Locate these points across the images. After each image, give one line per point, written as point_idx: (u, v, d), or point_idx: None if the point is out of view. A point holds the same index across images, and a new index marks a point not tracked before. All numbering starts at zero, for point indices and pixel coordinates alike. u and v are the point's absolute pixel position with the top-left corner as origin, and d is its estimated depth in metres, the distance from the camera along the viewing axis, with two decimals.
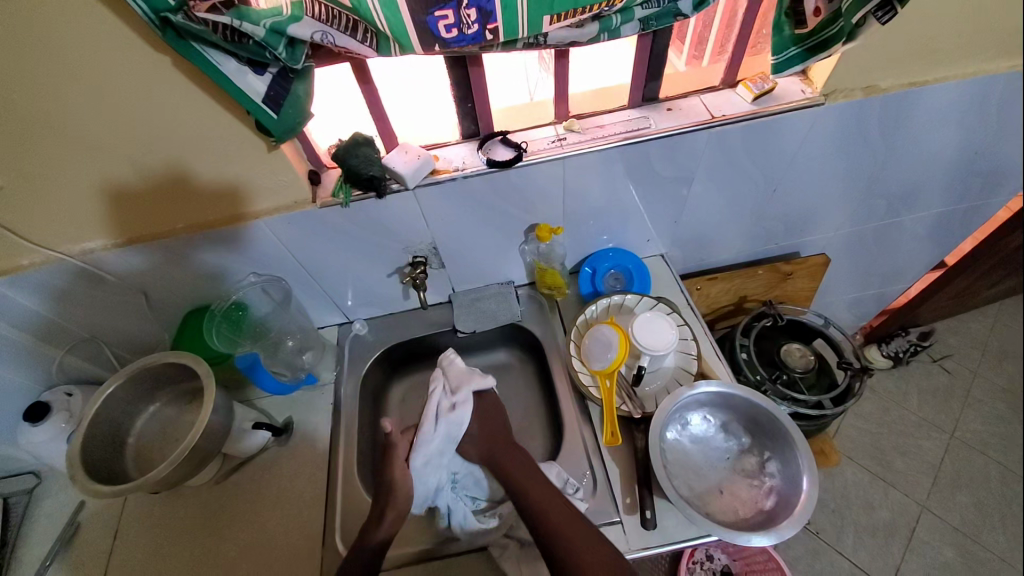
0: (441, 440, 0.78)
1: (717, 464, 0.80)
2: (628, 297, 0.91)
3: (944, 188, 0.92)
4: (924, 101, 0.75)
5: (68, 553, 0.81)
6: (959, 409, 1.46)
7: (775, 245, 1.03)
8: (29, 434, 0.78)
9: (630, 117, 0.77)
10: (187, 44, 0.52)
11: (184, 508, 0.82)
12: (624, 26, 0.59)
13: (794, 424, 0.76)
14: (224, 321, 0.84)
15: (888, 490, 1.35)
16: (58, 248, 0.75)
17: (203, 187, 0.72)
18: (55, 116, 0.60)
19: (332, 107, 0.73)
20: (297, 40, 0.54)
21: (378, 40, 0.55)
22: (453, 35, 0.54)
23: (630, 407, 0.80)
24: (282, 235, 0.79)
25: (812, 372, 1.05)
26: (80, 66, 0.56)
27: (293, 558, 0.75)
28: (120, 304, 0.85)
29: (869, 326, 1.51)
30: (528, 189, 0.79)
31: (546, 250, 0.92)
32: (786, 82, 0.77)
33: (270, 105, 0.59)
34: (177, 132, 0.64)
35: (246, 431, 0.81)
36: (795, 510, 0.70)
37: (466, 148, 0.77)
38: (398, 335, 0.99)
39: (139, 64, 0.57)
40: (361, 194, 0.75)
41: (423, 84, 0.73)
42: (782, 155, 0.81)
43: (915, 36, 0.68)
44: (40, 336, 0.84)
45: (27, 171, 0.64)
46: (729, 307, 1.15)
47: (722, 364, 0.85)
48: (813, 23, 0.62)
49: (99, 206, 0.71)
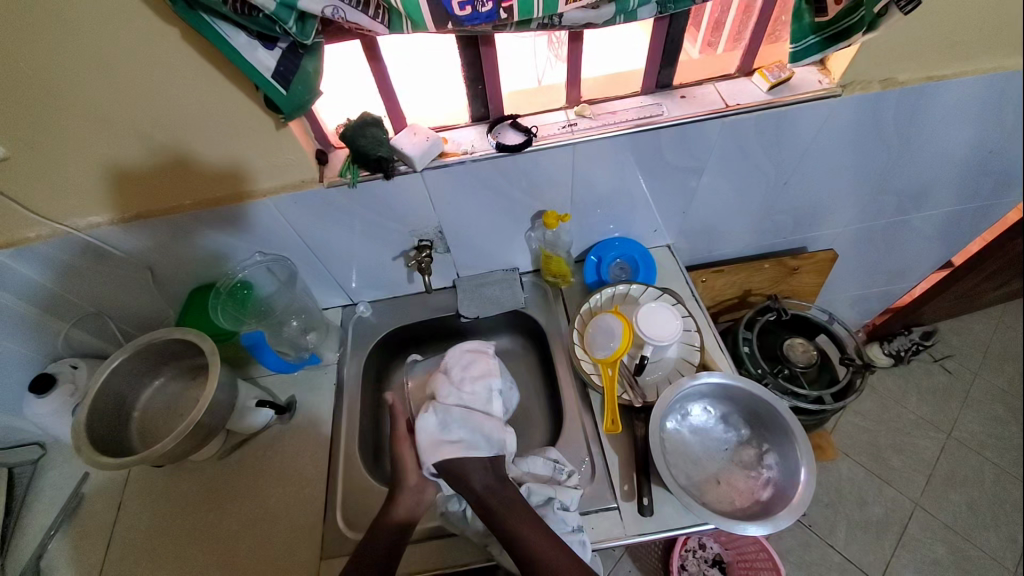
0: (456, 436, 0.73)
1: (715, 455, 0.80)
2: (633, 286, 0.90)
3: (956, 186, 0.91)
4: (943, 96, 0.74)
5: (72, 523, 0.82)
6: (958, 409, 1.46)
7: (783, 239, 1.03)
8: (34, 406, 0.79)
9: (642, 103, 0.76)
10: (197, 15, 0.52)
11: (188, 483, 0.83)
12: (640, 9, 0.58)
13: (794, 417, 0.76)
14: (229, 299, 0.85)
15: (883, 487, 1.36)
16: (64, 222, 0.75)
17: (209, 167, 0.72)
18: (62, 88, 0.59)
19: (342, 84, 0.72)
20: (307, 14, 0.52)
21: (391, 16, 0.54)
22: (467, 13, 0.53)
23: (631, 396, 0.81)
24: (287, 214, 0.79)
25: (813, 367, 1.06)
26: (85, 35, 0.55)
27: (293, 534, 0.76)
28: (126, 280, 0.85)
29: (872, 323, 1.50)
30: (538, 174, 0.78)
31: (552, 237, 0.92)
32: (803, 72, 0.75)
33: (278, 81, 0.58)
34: (185, 107, 0.64)
35: (250, 408, 0.82)
36: (791, 501, 0.70)
37: (474, 131, 0.77)
38: (402, 318, 0.99)
39: (149, 35, 0.56)
40: (367, 175, 0.74)
41: (434, 63, 0.72)
42: (795, 147, 0.80)
43: (935, 30, 0.67)
44: (47, 310, 0.84)
45: (35, 142, 0.64)
46: (734, 300, 1.14)
47: (725, 356, 0.85)
48: (832, 11, 0.60)
49: (104, 181, 0.71)
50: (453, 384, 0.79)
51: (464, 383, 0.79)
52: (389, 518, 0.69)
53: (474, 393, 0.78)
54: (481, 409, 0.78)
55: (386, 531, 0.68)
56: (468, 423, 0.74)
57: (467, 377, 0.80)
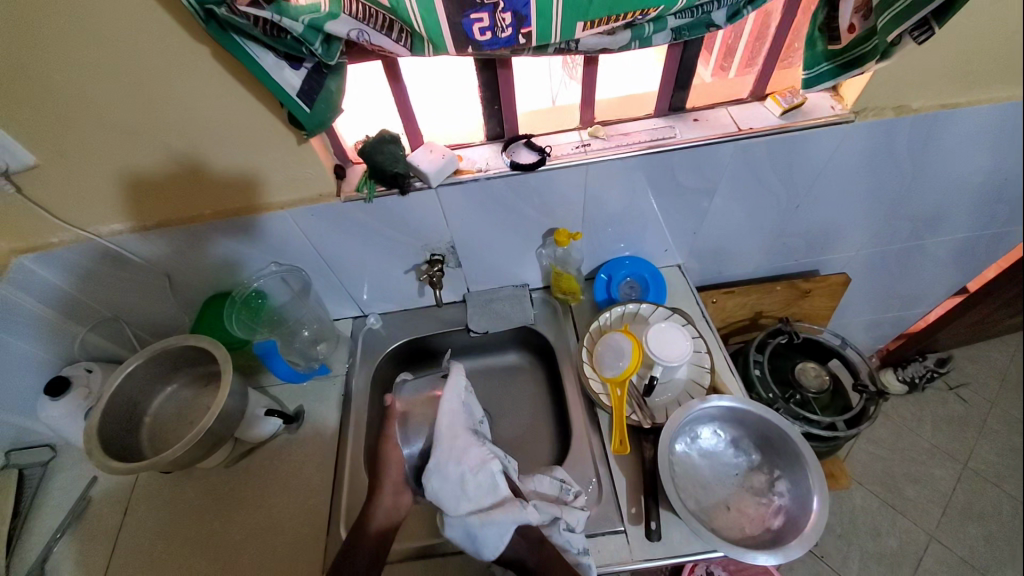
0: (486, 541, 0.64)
1: (725, 480, 0.79)
2: (643, 306, 0.90)
3: (971, 213, 0.90)
4: (957, 123, 0.74)
5: (78, 527, 0.82)
6: (975, 439, 1.43)
7: (795, 262, 1.02)
8: (49, 408, 0.80)
9: (655, 126, 0.77)
10: (228, 35, 0.54)
11: (194, 489, 0.83)
12: (656, 35, 0.58)
13: (806, 443, 0.75)
14: (243, 308, 0.87)
15: (897, 517, 1.32)
16: (86, 229, 0.77)
17: (229, 179, 0.74)
18: (93, 100, 0.62)
19: (362, 102, 0.74)
20: (333, 37, 0.54)
21: (413, 40, 0.55)
22: (487, 37, 0.55)
23: (639, 416, 0.80)
24: (303, 225, 0.80)
25: (825, 393, 1.05)
26: (119, 51, 0.58)
27: (297, 546, 0.76)
28: (143, 286, 0.87)
29: (886, 349, 1.48)
30: (550, 192, 0.79)
31: (563, 254, 0.92)
32: (816, 98, 0.76)
33: (302, 99, 0.60)
34: (209, 122, 0.66)
35: (258, 417, 0.83)
36: (803, 531, 0.69)
37: (489, 149, 0.78)
38: (411, 331, 1.00)
39: (178, 53, 0.59)
40: (384, 190, 0.76)
41: (452, 83, 0.74)
42: (807, 171, 0.81)
43: (951, 59, 0.68)
44: (66, 314, 0.86)
45: (65, 152, 0.67)
46: (745, 321, 1.14)
47: (735, 379, 0.85)
48: (846, 40, 0.62)
49: (128, 190, 0.73)
50: (454, 490, 0.67)
51: (464, 478, 0.68)
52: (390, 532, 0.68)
53: (477, 487, 0.67)
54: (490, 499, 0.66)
55: (366, 544, 0.67)
56: (489, 523, 0.64)
57: (462, 476, 0.68)
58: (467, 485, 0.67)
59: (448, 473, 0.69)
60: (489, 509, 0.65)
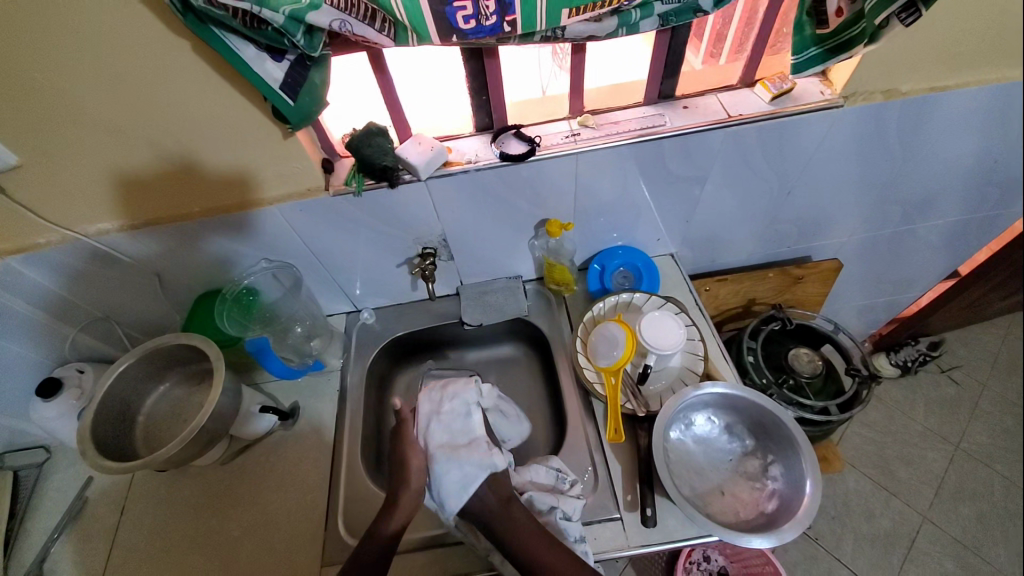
0: (449, 485, 0.70)
1: (719, 466, 0.80)
2: (636, 295, 0.90)
3: (961, 196, 0.91)
4: (946, 106, 0.74)
5: (76, 526, 0.82)
6: (966, 421, 1.45)
7: (787, 248, 1.02)
8: (41, 410, 0.80)
9: (645, 114, 0.77)
10: (206, 28, 0.53)
11: (190, 487, 0.83)
12: (643, 21, 0.58)
13: (799, 427, 0.76)
14: (235, 304, 0.87)
15: (890, 499, 1.34)
16: (73, 228, 0.76)
17: (218, 176, 0.73)
18: (74, 98, 0.61)
19: (348, 95, 0.73)
20: (315, 28, 0.53)
21: (396, 30, 0.55)
22: (471, 26, 0.54)
23: (633, 405, 0.81)
24: (292, 221, 0.80)
25: (819, 377, 1.06)
26: (97, 47, 0.56)
27: (295, 541, 0.76)
28: (133, 285, 0.86)
29: (879, 333, 1.49)
30: (541, 182, 0.79)
31: (555, 245, 0.92)
32: (805, 83, 0.76)
33: (286, 92, 0.59)
34: (193, 116, 0.65)
35: (253, 414, 0.82)
36: (797, 513, 0.70)
37: (478, 140, 0.77)
38: (405, 326, 1.00)
39: (157, 45, 0.57)
40: (373, 183, 0.75)
41: (439, 74, 0.73)
42: (797, 158, 0.81)
43: (939, 41, 0.67)
44: (56, 315, 0.85)
45: (49, 151, 0.66)
46: (738, 308, 1.14)
47: (728, 366, 0.85)
48: (834, 24, 0.61)
49: (115, 189, 0.72)
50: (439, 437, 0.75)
51: (446, 425, 0.76)
52: (388, 527, 0.68)
53: (457, 431, 0.76)
54: (465, 439, 0.75)
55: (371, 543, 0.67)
56: (460, 460, 0.71)
57: (446, 424, 0.76)
58: (447, 428, 0.76)
59: (433, 422, 0.77)
60: (458, 448, 0.73)
